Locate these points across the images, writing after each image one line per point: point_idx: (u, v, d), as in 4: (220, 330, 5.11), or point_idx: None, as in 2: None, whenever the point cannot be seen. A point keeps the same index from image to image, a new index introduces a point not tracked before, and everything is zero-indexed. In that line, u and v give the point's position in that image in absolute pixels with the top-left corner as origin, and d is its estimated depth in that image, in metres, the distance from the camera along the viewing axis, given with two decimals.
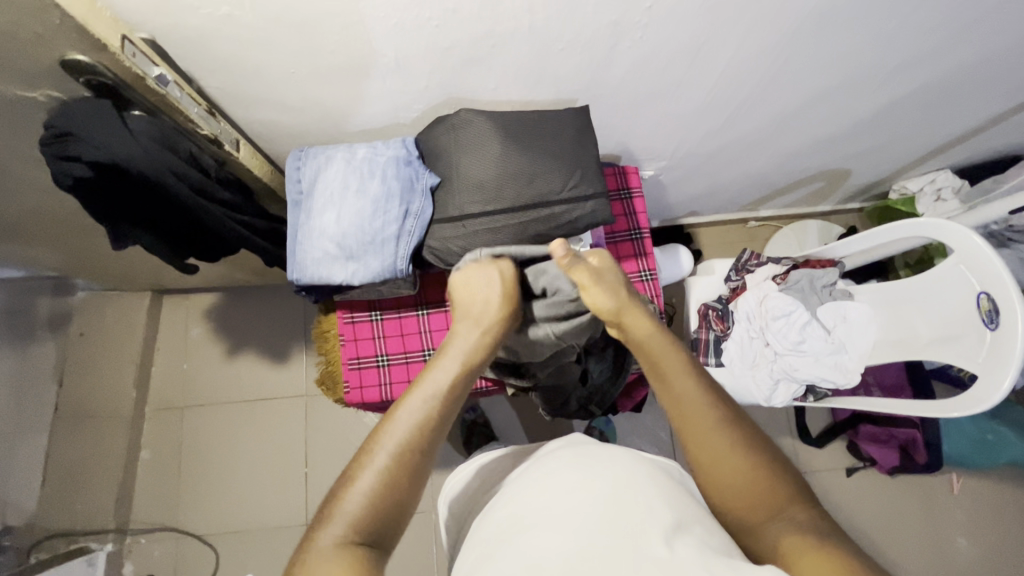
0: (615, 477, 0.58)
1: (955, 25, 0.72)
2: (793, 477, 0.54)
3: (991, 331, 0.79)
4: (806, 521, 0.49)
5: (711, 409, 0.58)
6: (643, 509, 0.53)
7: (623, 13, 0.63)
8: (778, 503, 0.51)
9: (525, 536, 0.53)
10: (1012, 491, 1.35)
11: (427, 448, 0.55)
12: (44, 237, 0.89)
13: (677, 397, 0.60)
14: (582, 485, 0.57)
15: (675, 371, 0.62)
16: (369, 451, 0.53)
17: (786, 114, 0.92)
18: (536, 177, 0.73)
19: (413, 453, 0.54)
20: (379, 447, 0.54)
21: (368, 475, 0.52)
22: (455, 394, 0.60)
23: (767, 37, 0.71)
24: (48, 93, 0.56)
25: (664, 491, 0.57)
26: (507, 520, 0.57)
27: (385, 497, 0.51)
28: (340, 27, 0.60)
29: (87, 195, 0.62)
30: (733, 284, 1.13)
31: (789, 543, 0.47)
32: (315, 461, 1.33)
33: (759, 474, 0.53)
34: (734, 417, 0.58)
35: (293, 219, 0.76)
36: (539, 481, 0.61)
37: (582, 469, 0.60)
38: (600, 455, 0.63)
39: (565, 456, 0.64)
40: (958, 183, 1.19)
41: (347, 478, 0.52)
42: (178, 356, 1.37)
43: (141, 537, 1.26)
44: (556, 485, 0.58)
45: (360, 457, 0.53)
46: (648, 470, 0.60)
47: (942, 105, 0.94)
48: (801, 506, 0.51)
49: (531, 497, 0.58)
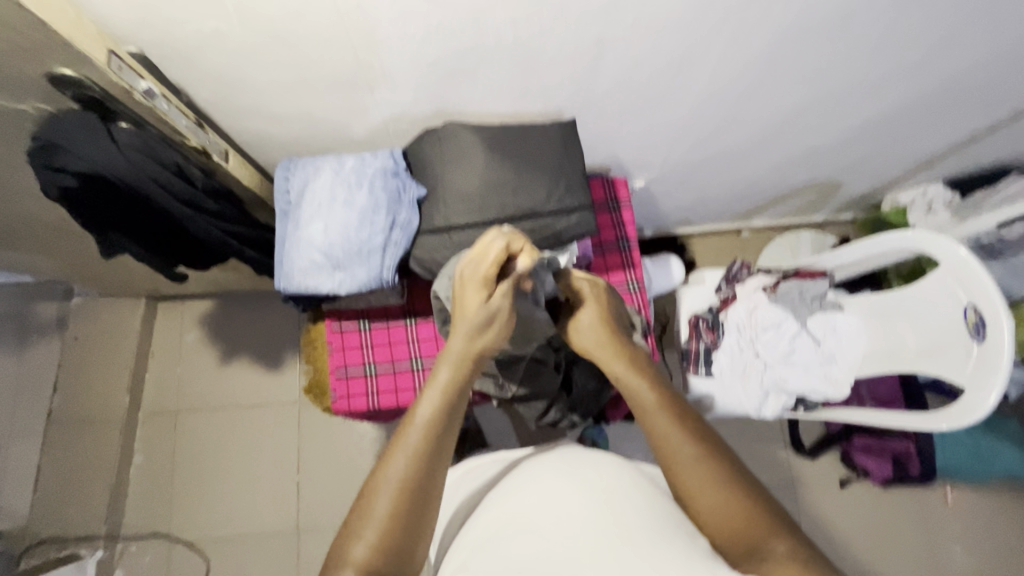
0: (598, 485, 0.58)
1: (936, 40, 0.73)
2: (777, 509, 0.50)
3: (977, 344, 0.79)
4: (786, 548, 0.45)
5: (689, 444, 0.55)
6: (625, 516, 0.53)
7: (605, 28, 0.64)
8: (757, 534, 0.47)
9: (504, 543, 0.53)
10: (1008, 502, 1.34)
11: (430, 480, 0.52)
12: (37, 245, 0.90)
13: (660, 436, 0.56)
14: (566, 493, 0.57)
15: (655, 413, 0.58)
16: (370, 495, 0.51)
17: (773, 126, 0.92)
18: (521, 189, 0.74)
19: (417, 488, 0.51)
20: (380, 490, 0.51)
21: (371, 519, 0.49)
22: (449, 418, 0.55)
23: (750, 50, 0.72)
24: (37, 107, 0.56)
25: (646, 498, 0.57)
26: (491, 525, 0.57)
27: (396, 539, 0.49)
28: (325, 41, 0.61)
29: (74, 206, 0.64)
30: (723, 295, 1.13)
31: (765, 566, 0.44)
32: (307, 468, 1.33)
33: (738, 509, 0.50)
34: (713, 452, 0.54)
35: (281, 229, 0.77)
36: (523, 488, 0.61)
37: (566, 477, 0.60)
38: (584, 463, 0.63)
39: (551, 465, 0.64)
40: (949, 194, 1.19)
41: (349, 526, 0.50)
42: (171, 361, 1.37)
43: (133, 543, 1.25)
44: (540, 493, 0.59)
45: (362, 501, 0.51)
46: (633, 479, 0.61)
47: (929, 117, 0.95)
48: (780, 532, 0.47)
49: (516, 504, 0.58)
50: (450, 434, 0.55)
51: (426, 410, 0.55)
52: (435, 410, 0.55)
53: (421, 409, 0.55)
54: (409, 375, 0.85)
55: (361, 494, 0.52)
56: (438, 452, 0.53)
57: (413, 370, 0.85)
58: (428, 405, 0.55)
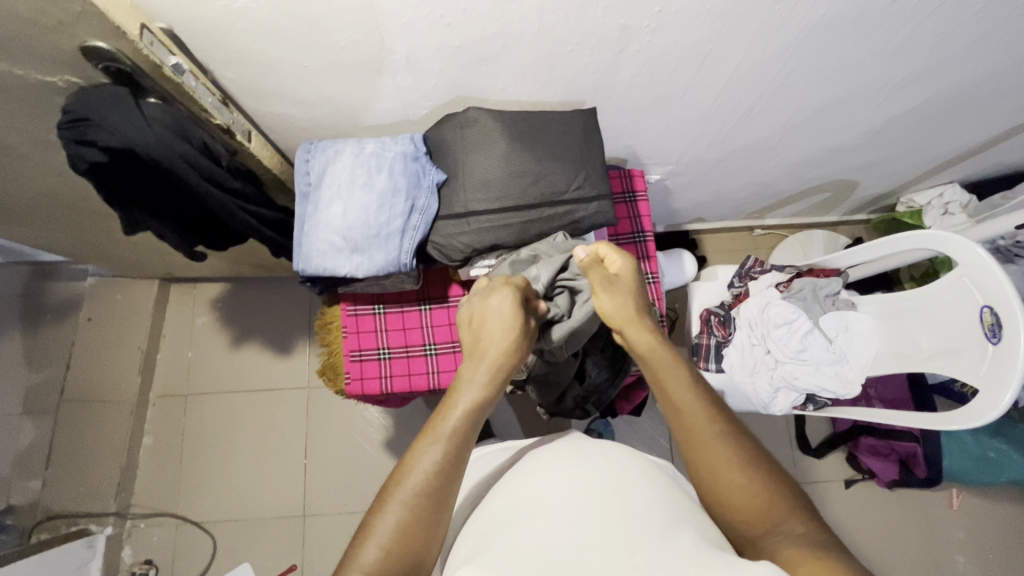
0: (609, 473, 0.59)
1: (963, 38, 0.72)
2: (794, 488, 0.53)
3: (993, 345, 0.79)
4: (806, 531, 0.48)
5: (710, 423, 0.57)
6: (639, 504, 0.54)
7: (631, 17, 0.64)
8: (777, 515, 0.50)
9: (515, 527, 0.54)
10: (1013, 509, 1.34)
11: (452, 476, 0.53)
12: (57, 222, 0.91)
13: (684, 416, 0.59)
14: (575, 480, 0.58)
15: (681, 393, 0.60)
16: (391, 492, 0.52)
17: (793, 123, 0.92)
18: (541, 178, 0.74)
19: (438, 484, 0.52)
20: (403, 486, 0.52)
21: (388, 518, 0.50)
22: (475, 418, 0.58)
23: (774, 46, 0.71)
24: (67, 79, 0.58)
25: (658, 489, 0.58)
26: (501, 511, 0.58)
27: (415, 530, 0.50)
28: (352, 23, 0.61)
29: (102, 181, 0.63)
30: (735, 291, 1.14)
31: (784, 550, 0.47)
32: (314, 454, 1.34)
33: (757, 489, 0.52)
34: (736, 435, 0.57)
35: (300, 211, 0.77)
36: (533, 474, 0.61)
37: (575, 464, 0.61)
38: (593, 451, 0.63)
39: (560, 452, 0.64)
40: (966, 197, 1.19)
41: (366, 526, 0.50)
42: (183, 344, 1.38)
43: (141, 522, 1.27)
44: (550, 480, 0.59)
45: (382, 497, 0.52)
46: (643, 468, 0.61)
47: (952, 117, 0.94)
48: (798, 515, 0.50)
49: (526, 491, 0.59)
50: (471, 437, 0.57)
51: (454, 416, 0.57)
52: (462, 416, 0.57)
53: (451, 414, 0.57)
54: (423, 360, 0.85)
55: (384, 488, 0.53)
56: (462, 450, 0.55)
57: (427, 355, 0.85)
58: (456, 412, 0.57)
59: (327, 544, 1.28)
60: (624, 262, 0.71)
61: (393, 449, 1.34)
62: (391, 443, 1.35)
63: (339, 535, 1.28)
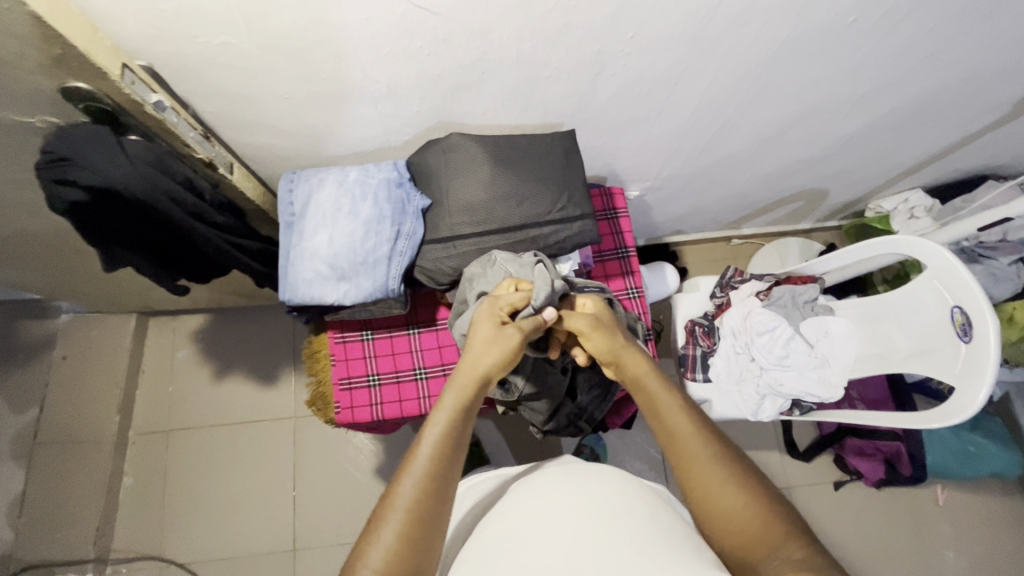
0: (603, 496, 0.59)
1: (918, 52, 0.77)
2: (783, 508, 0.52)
3: (965, 344, 0.82)
4: (804, 557, 0.47)
5: (707, 442, 0.58)
6: (631, 526, 0.55)
7: (605, 42, 0.66)
8: (775, 536, 0.50)
9: (511, 553, 0.54)
10: (995, 501, 1.37)
11: (437, 503, 0.52)
12: (33, 261, 0.89)
13: (668, 421, 0.60)
14: (574, 504, 0.58)
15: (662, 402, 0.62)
16: (380, 518, 0.51)
17: (765, 136, 0.95)
18: (524, 200, 0.75)
19: (423, 517, 0.51)
20: (387, 514, 0.51)
21: (379, 544, 0.49)
22: (459, 435, 0.57)
23: (743, 66, 0.75)
24: (44, 119, 0.56)
25: (652, 511, 0.58)
26: (497, 536, 0.57)
27: (401, 566, 0.48)
28: (333, 55, 0.62)
29: (81, 220, 0.62)
30: (718, 301, 1.15)
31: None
32: (304, 485, 1.31)
33: (732, 491, 0.53)
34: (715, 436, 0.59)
35: (285, 241, 0.77)
36: (527, 498, 0.62)
37: (570, 486, 0.61)
38: (589, 474, 0.64)
39: (556, 476, 0.65)
40: (930, 202, 1.25)
41: (358, 552, 0.50)
42: (164, 379, 1.35)
43: (123, 567, 1.22)
44: (547, 504, 0.59)
45: (368, 529, 0.51)
46: (638, 492, 0.62)
47: (912, 127, 0.99)
48: (796, 540, 0.49)
49: (523, 515, 0.59)
50: (454, 458, 0.55)
51: (430, 436, 0.56)
52: (438, 437, 0.55)
53: (428, 433, 0.56)
54: (413, 385, 0.85)
55: (369, 523, 0.51)
56: (444, 476, 0.54)
57: (417, 379, 0.85)
58: (432, 431, 0.56)
59: None
60: (595, 301, 0.73)
61: (384, 475, 1.32)
62: (381, 469, 1.33)
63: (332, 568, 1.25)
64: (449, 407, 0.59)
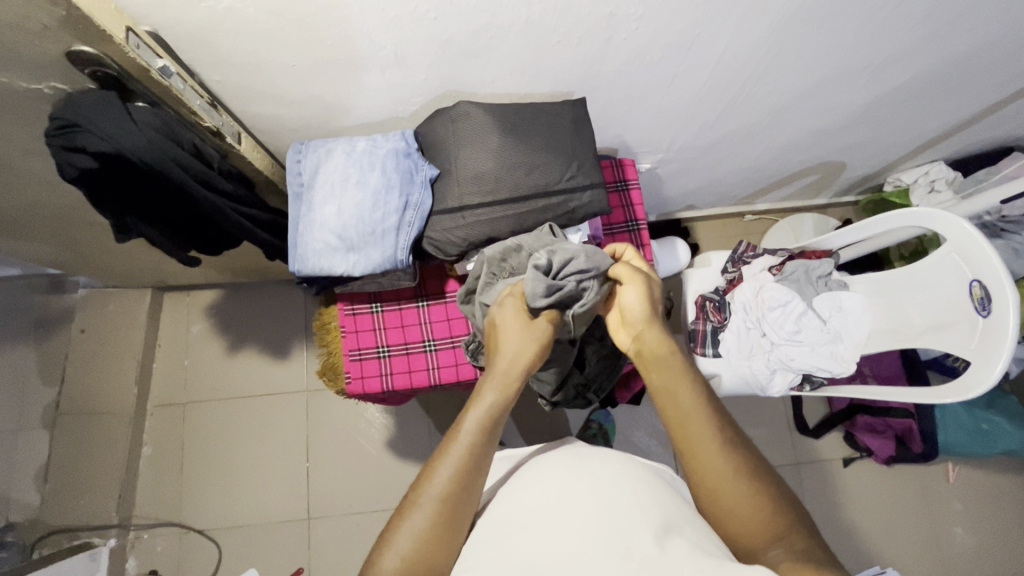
0: (606, 477, 0.60)
1: (948, 13, 0.73)
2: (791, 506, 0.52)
3: (983, 318, 0.80)
4: (801, 546, 0.47)
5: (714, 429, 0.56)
6: (635, 509, 0.55)
7: (618, 5, 0.64)
8: (778, 529, 0.49)
9: (512, 534, 0.55)
10: (1007, 479, 1.36)
11: (464, 499, 0.54)
12: (49, 233, 0.91)
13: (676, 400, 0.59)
14: (574, 484, 0.59)
15: (671, 377, 0.60)
16: (411, 502, 0.53)
17: (781, 106, 0.93)
18: (535, 169, 0.74)
19: (453, 504, 0.53)
20: (419, 501, 0.53)
21: (408, 529, 0.52)
22: (492, 431, 0.58)
23: (760, 30, 0.72)
24: (54, 85, 0.58)
25: (653, 491, 0.59)
26: (497, 518, 0.58)
27: (426, 557, 0.51)
28: (338, 20, 0.61)
29: (91, 187, 0.62)
30: (729, 276, 1.13)
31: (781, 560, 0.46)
32: (316, 456, 1.33)
33: (734, 482, 0.53)
34: (724, 419, 0.57)
35: (294, 211, 0.77)
36: (529, 482, 0.62)
37: (570, 470, 0.62)
38: (589, 457, 0.65)
39: (557, 459, 0.66)
40: (952, 174, 1.21)
41: (385, 535, 0.52)
42: (178, 352, 1.37)
43: (145, 533, 1.26)
44: (548, 486, 0.60)
45: (396, 517, 0.53)
46: (639, 473, 0.62)
47: (937, 94, 0.95)
48: (797, 534, 0.49)
49: (524, 494, 0.60)
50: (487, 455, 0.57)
51: (467, 427, 0.57)
52: (477, 426, 0.57)
53: (464, 425, 0.57)
54: (423, 356, 0.85)
55: (399, 507, 0.54)
56: (475, 470, 0.55)
57: (426, 351, 0.85)
58: (469, 423, 0.57)
59: (332, 546, 1.27)
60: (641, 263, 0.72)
61: (395, 449, 1.34)
62: (392, 442, 1.35)
63: (345, 537, 1.28)
64: (485, 400, 0.59)
